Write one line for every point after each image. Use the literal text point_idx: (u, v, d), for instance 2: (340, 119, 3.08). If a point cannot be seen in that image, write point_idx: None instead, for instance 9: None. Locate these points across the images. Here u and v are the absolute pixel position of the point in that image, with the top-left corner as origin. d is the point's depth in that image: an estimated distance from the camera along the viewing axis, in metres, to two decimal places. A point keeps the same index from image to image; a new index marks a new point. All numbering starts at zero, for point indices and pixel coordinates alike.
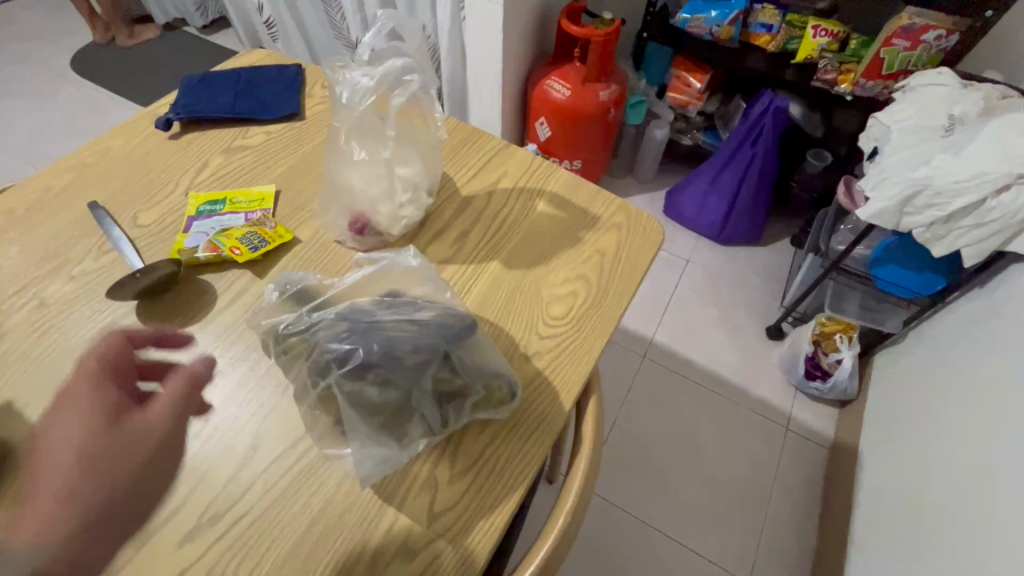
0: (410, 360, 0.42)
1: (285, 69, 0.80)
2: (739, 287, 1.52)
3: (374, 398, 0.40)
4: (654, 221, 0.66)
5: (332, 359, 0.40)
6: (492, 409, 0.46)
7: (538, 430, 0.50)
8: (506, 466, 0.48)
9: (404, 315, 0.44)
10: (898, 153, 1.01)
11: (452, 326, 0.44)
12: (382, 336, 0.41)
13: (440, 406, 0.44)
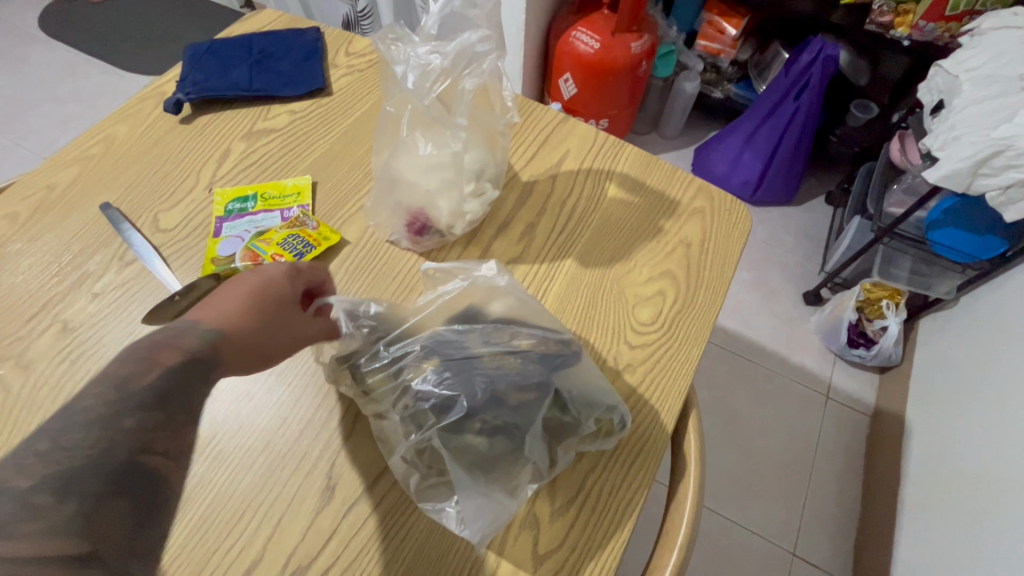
0: (520, 399, 0.37)
1: (304, 34, 0.70)
2: (774, 250, 1.46)
3: (481, 449, 0.36)
4: (741, 205, 0.59)
5: (426, 408, 0.37)
6: (598, 440, 0.42)
7: (642, 456, 0.45)
8: (612, 497, 0.43)
9: (499, 344, 0.39)
10: (968, 109, 0.93)
11: (557, 353, 0.39)
12: (481, 376, 0.37)
13: (548, 447, 0.40)
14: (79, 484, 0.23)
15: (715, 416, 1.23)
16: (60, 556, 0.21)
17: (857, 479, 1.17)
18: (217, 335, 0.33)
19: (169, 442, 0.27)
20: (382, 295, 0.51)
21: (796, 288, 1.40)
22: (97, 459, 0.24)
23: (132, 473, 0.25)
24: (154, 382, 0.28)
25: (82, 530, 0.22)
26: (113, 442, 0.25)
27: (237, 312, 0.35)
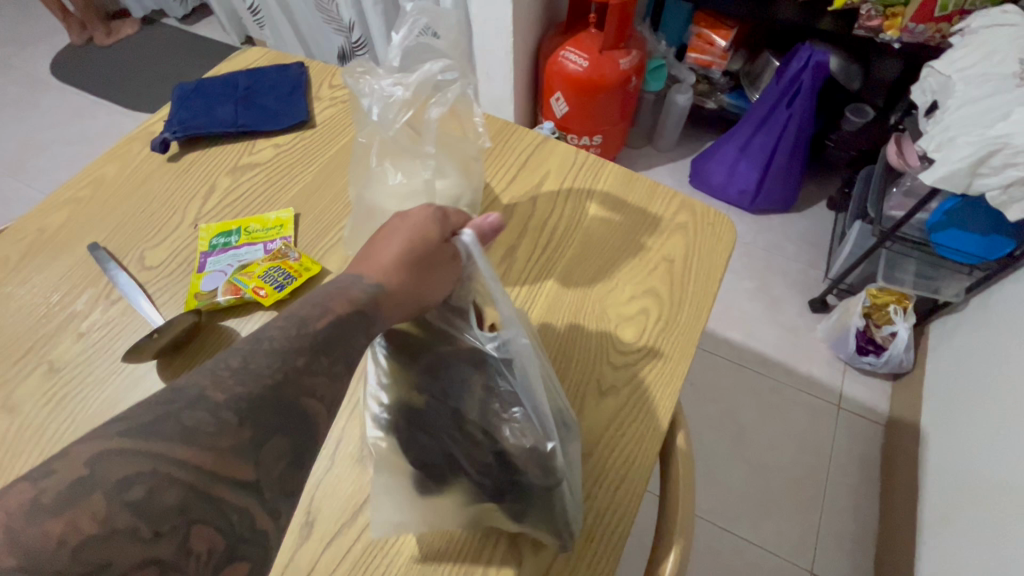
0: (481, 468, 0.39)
1: (288, 69, 0.72)
2: (777, 258, 1.44)
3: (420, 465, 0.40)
4: (724, 219, 0.58)
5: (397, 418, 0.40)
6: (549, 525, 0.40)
7: (618, 492, 0.43)
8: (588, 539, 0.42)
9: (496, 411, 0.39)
10: (962, 109, 0.91)
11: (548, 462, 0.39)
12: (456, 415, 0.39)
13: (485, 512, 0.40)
14: (259, 409, 0.27)
15: (721, 430, 1.20)
16: (237, 477, 0.25)
17: (875, 491, 1.13)
18: (378, 293, 0.37)
19: (327, 389, 0.30)
20: None
21: (801, 296, 1.37)
22: (272, 393, 0.28)
23: (297, 410, 0.28)
24: (326, 325, 0.32)
25: (252, 458, 0.26)
26: (284, 378, 0.29)
27: (392, 271, 0.38)
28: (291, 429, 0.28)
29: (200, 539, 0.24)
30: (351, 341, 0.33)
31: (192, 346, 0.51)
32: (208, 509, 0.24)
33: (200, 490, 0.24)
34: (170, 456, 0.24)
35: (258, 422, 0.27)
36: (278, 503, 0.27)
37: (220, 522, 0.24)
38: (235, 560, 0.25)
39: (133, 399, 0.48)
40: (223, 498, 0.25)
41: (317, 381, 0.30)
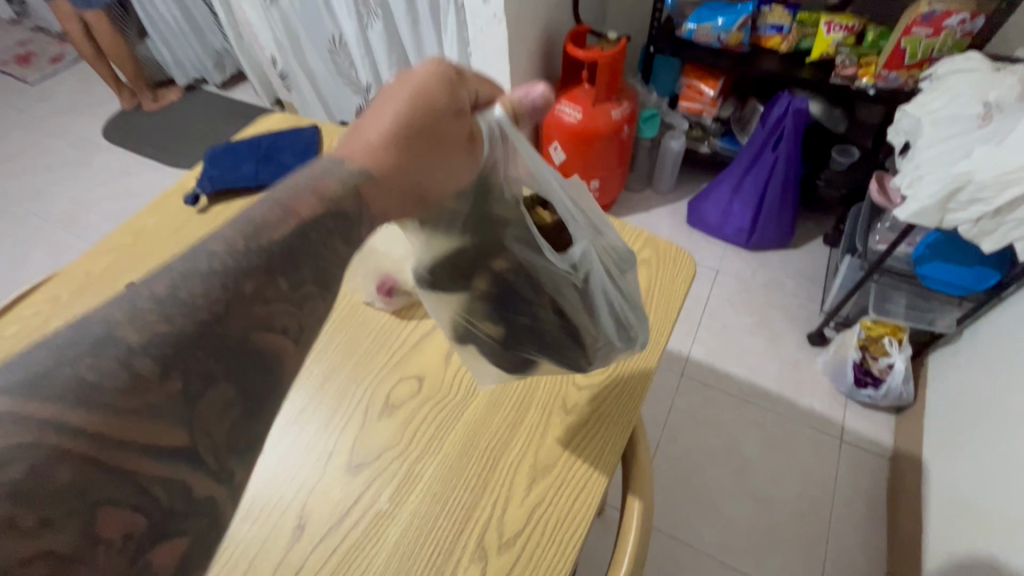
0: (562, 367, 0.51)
1: (303, 131, 0.82)
2: (774, 292, 1.47)
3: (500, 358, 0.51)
4: (685, 252, 0.64)
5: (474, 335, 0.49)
6: (519, 521, 0.47)
7: (576, 500, 0.48)
8: (549, 543, 0.46)
9: (568, 319, 0.49)
10: (932, 149, 0.97)
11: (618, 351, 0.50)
12: (532, 324, 0.49)
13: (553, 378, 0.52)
14: (187, 354, 0.24)
15: (722, 463, 1.20)
16: (161, 444, 0.24)
17: (882, 526, 1.11)
18: (365, 192, 0.32)
19: (291, 318, 0.28)
20: (358, 351, 0.58)
21: (799, 329, 1.39)
22: (201, 334, 0.24)
23: (244, 351, 0.26)
24: (287, 233, 0.28)
25: (186, 418, 0.24)
26: (227, 308, 0.25)
27: (386, 165, 0.34)
28: (235, 378, 0.26)
29: (112, 524, 0.22)
30: (318, 251, 0.29)
31: None
32: (125, 486, 0.23)
33: (107, 466, 0.22)
34: (65, 422, 0.21)
35: (191, 374, 0.24)
36: (227, 464, 0.26)
37: (141, 501, 0.23)
38: (169, 537, 0.24)
39: None
40: (143, 472, 0.23)
41: (273, 308, 0.27)
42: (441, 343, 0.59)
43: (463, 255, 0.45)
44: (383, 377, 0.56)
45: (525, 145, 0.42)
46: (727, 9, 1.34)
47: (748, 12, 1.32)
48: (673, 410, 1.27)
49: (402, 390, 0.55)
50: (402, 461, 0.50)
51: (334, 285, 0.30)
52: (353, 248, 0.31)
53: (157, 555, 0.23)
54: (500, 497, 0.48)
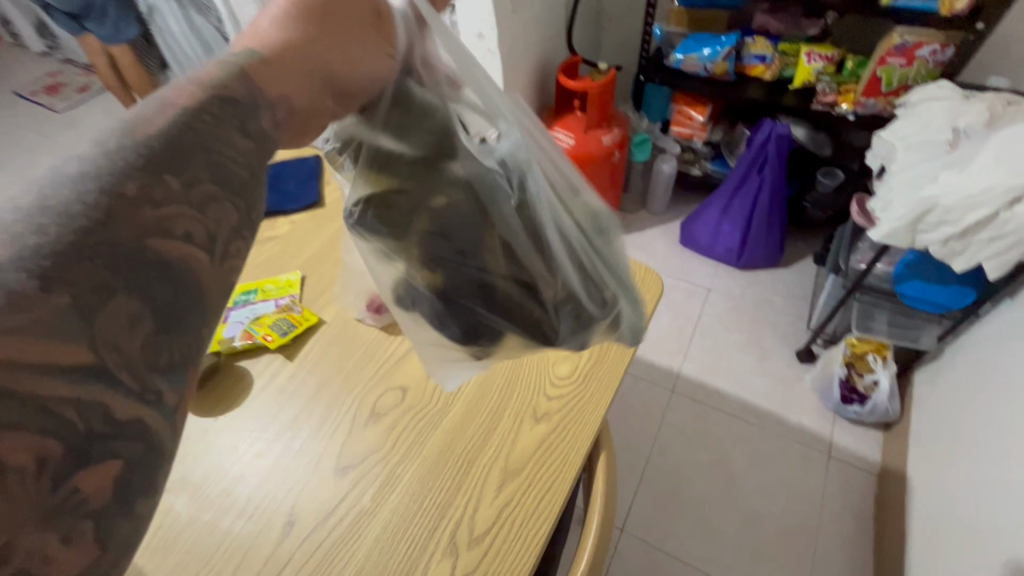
0: (522, 327, 0.45)
1: (306, 160, 0.89)
2: (764, 310, 1.50)
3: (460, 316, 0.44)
4: (653, 272, 0.69)
5: (416, 289, 0.43)
6: (488, 520, 0.51)
7: (542, 501, 0.52)
8: (515, 541, 0.50)
9: (520, 266, 0.42)
10: (904, 173, 1.01)
11: (587, 317, 0.47)
12: (479, 273, 0.41)
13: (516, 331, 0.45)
14: (70, 261, 0.20)
15: (711, 477, 1.23)
16: (57, 361, 0.20)
17: (869, 541, 1.13)
18: (256, 75, 0.28)
19: (194, 224, 0.24)
20: (349, 363, 0.64)
21: (788, 346, 1.42)
22: (89, 237, 0.21)
23: (140, 259, 0.22)
24: (164, 131, 0.24)
25: (84, 335, 0.20)
26: (108, 213, 0.22)
27: (285, 43, 0.30)
28: (137, 287, 0.22)
29: (13, 454, 0.18)
30: (210, 144, 0.25)
31: (210, 382, 0.63)
32: (24, 411, 0.19)
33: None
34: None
35: (80, 285, 0.20)
36: (153, 382, 0.22)
37: (47, 428, 0.19)
38: (96, 462, 0.20)
39: None
40: (46, 396, 0.19)
41: (168, 212, 0.23)
42: None
43: (400, 194, 0.38)
44: (371, 388, 0.61)
45: (446, 37, 0.37)
46: (711, 40, 1.41)
47: (731, 44, 1.39)
48: (664, 424, 1.31)
49: (387, 399, 0.60)
50: (384, 464, 0.55)
51: (239, 186, 0.26)
52: (255, 142, 0.27)
53: (83, 481, 0.20)
54: (472, 497, 0.52)
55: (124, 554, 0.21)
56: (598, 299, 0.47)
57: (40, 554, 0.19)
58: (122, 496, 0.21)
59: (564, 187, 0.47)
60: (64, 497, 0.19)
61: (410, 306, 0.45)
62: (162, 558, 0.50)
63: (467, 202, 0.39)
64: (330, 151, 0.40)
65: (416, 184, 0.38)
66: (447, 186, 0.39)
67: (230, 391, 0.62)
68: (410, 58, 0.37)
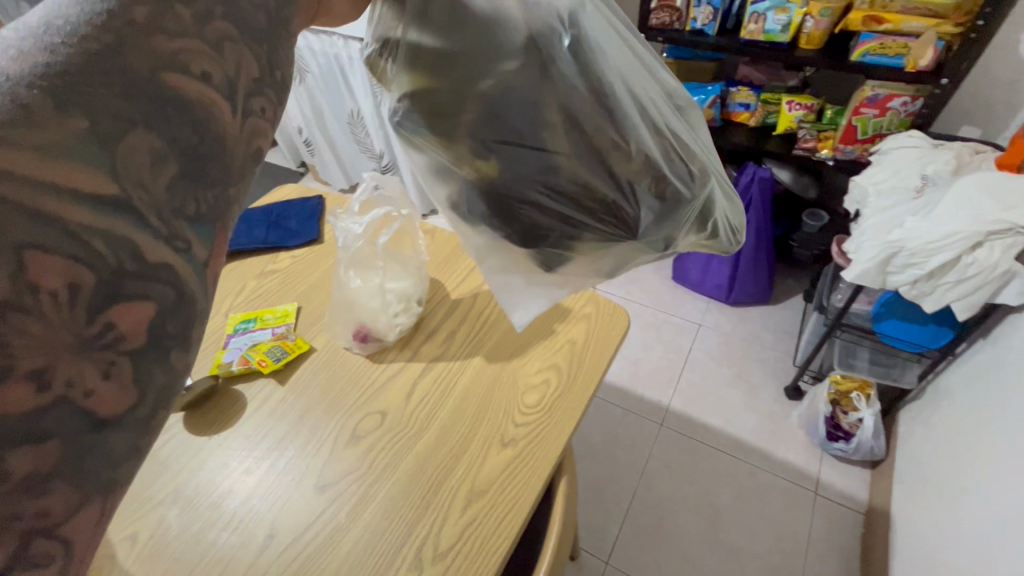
0: (593, 216, 0.40)
1: (309, 200, 0.96)
2: (754, 346, 1.53)
3: (532, 214, 0.40)
4: (620, 308, 0.74)
5: (471, 189, 0.39)
6: (452, 538, 0.55)
7: (504, 521, 0.56)
8: (475, 557, 0.53)
9: (590, 143, 0.37)
10: (875, 216, 1.06)
11: (674, 196, 0.41)
12: (541, 153, 0.36)
13: (587, 223, 0.41)
14: (86, 86, 0.19)
15: (697, 513, 1.24)
16: (82, 187, 0.18)
17: None
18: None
19: (210, 65, 0.23)
20: (335, 388, 0.69)
21: (777, 383, 1.45)
22: (101, 53, 0.20)
23: (157, 92, 0.21)
24: None
25: (107, 163, 0.19)
26: (120, 38, 0.20)
27: None
28: (159, 123, 0.21)
29: (48, 274, 0.17)
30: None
31: (207, 405, 0.68)
32: (51, 230, 0.18)
33: (11, 203, 0.17)
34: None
35: (99, 112, 0.19)
36: (180, 230, 0.21)
37: (82, 252, 0.18)
38: (129, 300, 0.19)
39: (160, 441, 0.65)
40: (73, 221, 0.18)
41: (183, 46, 0.22)
42: (404, 383, 0.69)
43: (440, 91, 0.35)
44: (353, 412, 0.66)
45: None
46: (698, 89, 1.49)
47: (717, 92, 1.46)
48: (651, 457, 1.33)
49: (367, 422, 0.65)
50: (360, 483, 0.60)
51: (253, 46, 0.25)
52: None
53: (118, 317, 0.19)
54: (440, 516, 0.57)
55: (161, 404, 0.21)
56: (685, 173, 0.42)
57: (80, 386, 0.19)
58: (155, 341, 0.20)
59: (636, 61, 0.43)
60: (98, 332, 0.19)
61: (469, 216, 0.42)
62: (152, 563, 0.55)
63: (520, 70, 0.35)
64: (370, 56, 0.39)
65: (457, 71, 0.35)
66: (503, 53, 0.34)
67: (224, 413, 0.67)
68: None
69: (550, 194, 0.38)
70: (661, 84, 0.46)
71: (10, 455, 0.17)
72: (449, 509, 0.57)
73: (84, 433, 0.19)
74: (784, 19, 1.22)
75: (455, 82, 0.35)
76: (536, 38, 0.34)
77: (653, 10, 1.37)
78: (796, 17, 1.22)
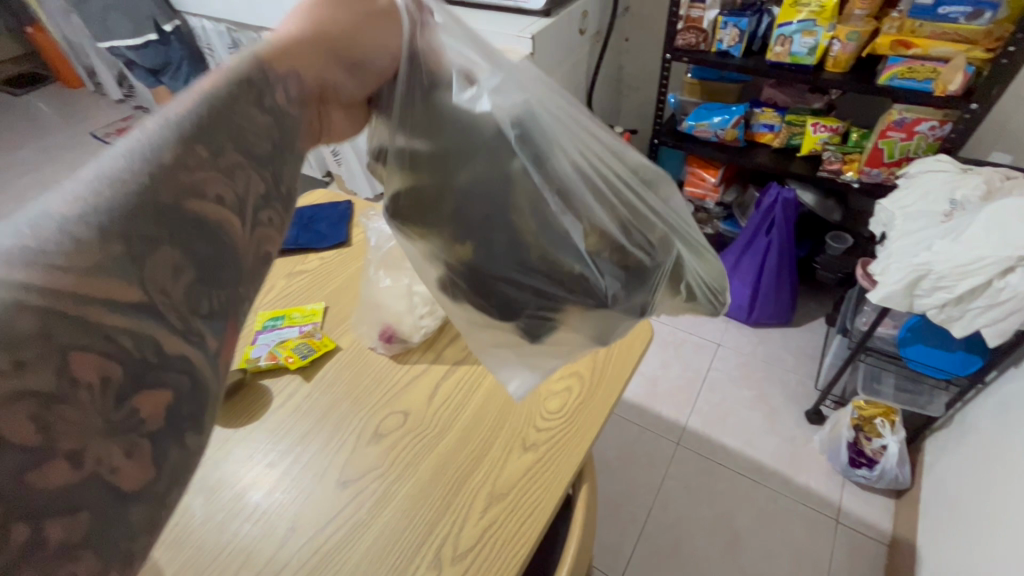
0: (565, 287, 0.45)
1: (339, 205, 0.98)
2: (774, 368, 1.51)
3: (510, 293, 0.45)
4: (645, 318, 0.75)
5: (454, 270, 0.45)
6: (471, 540, 0.55)
7: (524, 525, 0.56)
8: (496, 560, 0.53)
9: (554, 225, 0.43)
10: (902, 240, 1.05)
11: (635, 266, 0.47)
12: (512, 238, 0.42)
13: (563, 292, 0.45)
14: (128, 221, 0.24)
15: (713, 535, 1.21)
16: (116, 299, 0.23)
17: None
18: (269, 58, 0.34)
19: (224, 188, 0.29)
20: (360, 386, 0.70)
21: (798, 406, 1.42)
22: (139, 193, 0.25)
23: (183, 216, 0.26)
24: (191, 108, 0.29)
25: (136, 277, 0.24)
26: (153, 175, 0.26)
27: (293, 39, 0.36)
28: (180, 240, 0.26)
29: (85, 367, 0.22)
30: (231, 119, 0.31)
31: (236, 398, 0.70)
32: (91, 336, 0.22)
33: (66, 314, 0.22)
34: (9, 280, 0.21)
35: (132, 236, 0.24)
36: (195, 326, 0.26)
37: (111, 348, 0.23)
38: (150, 388, 0.24)
39: None
40: (106, 324, 0.23)
41: (200, 177, 0.28)
42: (428, 384, 0.70)
43: (424, 189, 0.42)
44: (377, 411, 0.67)
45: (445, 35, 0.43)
46: (722, 109, 1.50)
47: (741, 113, 1.47)
48: (667, 477, 1.31)
49: (390, 421, 0.66)
50: (381, 481, 0.60)
51: (262, 162, 0.32)
52: (269, 115, 0.33)
53: (140, 402, 0.24)
54: (460, 518, 0.56)
55: (174, 482, 0.25)
56: (644, 243, 0.47)
57: (107, 463, 0.23)
58: (173, 422, 0.25)
59: (592, 142, 0.48)
60: (126, 415, 0.23)
61: (456, 296, 0.48)
62: (176, 551, 0.55)
63: (486, 167, 0.40)
64: (372, 163, 0.47)
65: (434, 173, 0.41)
66: (474, 158, 0.40)
67: (250, 405, 0.69)
68: (416, 48, 0.40)
69: (524, 274, 0.44)
70: (625, 163, 0.51)
71: (49, 526, 0.21)
72: (466, 514, 0.57)
73: (111, 502, 0.23)
74: (811, 42, 1.24)
75: (435, 185, 0.41)
76: (498, 138, 0.40)
77: (680, 31, 1.39)
78: (823, 40, 1.23)
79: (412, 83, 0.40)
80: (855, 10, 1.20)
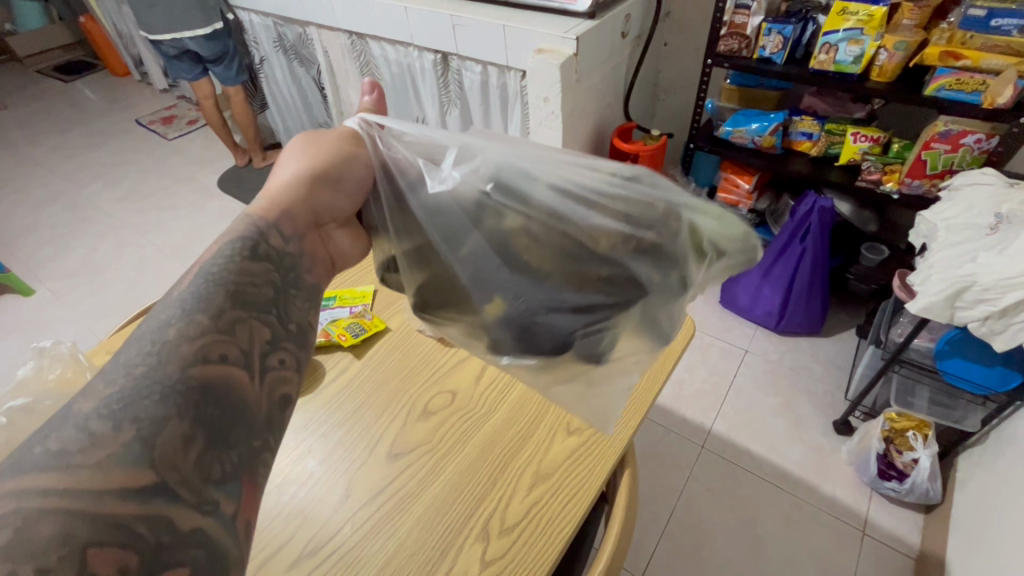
0: (601, 294, 0.45)
1: None
2: (803, 377, 1.50)
3: (551, 322, 0.46)
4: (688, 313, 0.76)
5: (498, 322, 0.47)
6: (517, 516, 0.57)
7: (565, 507, 0.57)
8: (545, 536, 0.55)
9: (562, 246, 0.43)
10: (943, 251, 1.04)
11: (651, 246, 0.43)
12: (534, 280, 0.44)
13: (601, 302, 0.45)
14: (136, 407, 0.29)
15: (737, 538, 1.21)
16: (128, 485, 0.27)
17: None
18: (263, 214, 0.41)
19: (226, 349, 0.33)
20: (410, 365, 0.73)
21: (825, 416, 1.41)
22: (145, 387, 0.30)
23: (191, 390, 0.31)
24: (190, 289, 0.35)
25: (146, 461, 0.28)
26: (161, 362, 0.31)
27: (282, 190, 0.43)
28: (189, 416, 0.30)
29: (105, 560, 0.25)
30: (227, 286, 0.36)
31: None
32: (108, 527, 0.26)
33: (88, 513, 0.26)
34: (33, 488, 0.25)
35: (140, 423, 0.28)
36: (208, 494, 0.29)
37: (126, 537, 0.26)
38: (167, 569, 0.26)
39: None
40: (118, 514, 0.26)
41: (202, 345, 0.33)
42: (472, 368, 0.72)
43: (436, 276, 0.48)
44: (422, 391, 0.70)
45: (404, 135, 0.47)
46: (761, 116, 1.50)
47: (781, 120, 1.47)
48: (690, 478, 1.32)
49: (438, 400, 0.68)
50: (427, 457, 0.62)
51: (257, 311, 0.37)
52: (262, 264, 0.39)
53: None
54: (505, 496, 0.58)
55: None
56: (656, 222, 0.44)
57: None
58: None
59: (571, 156, 0.48)
60: None
61: (512, 354, 0.50)
62: None
63: (481, 238, 0.43)
64: (382, 272, 0.54)
65: (431, 263, 0.47)
66: (463, 224, 0.43)
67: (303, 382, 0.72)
68: (384, 159, 0.46)
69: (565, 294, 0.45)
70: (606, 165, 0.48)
71: None
72: (506, 497, 0.58)
73: None
74: (856, 51, 1.24)
75: (438, 261, 0.46)
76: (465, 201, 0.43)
77: (723, 36, 1.40)
78: (869, 49, 1.23)
79: (389, 194, 0.46)
80: (904, 20, 1.20)
